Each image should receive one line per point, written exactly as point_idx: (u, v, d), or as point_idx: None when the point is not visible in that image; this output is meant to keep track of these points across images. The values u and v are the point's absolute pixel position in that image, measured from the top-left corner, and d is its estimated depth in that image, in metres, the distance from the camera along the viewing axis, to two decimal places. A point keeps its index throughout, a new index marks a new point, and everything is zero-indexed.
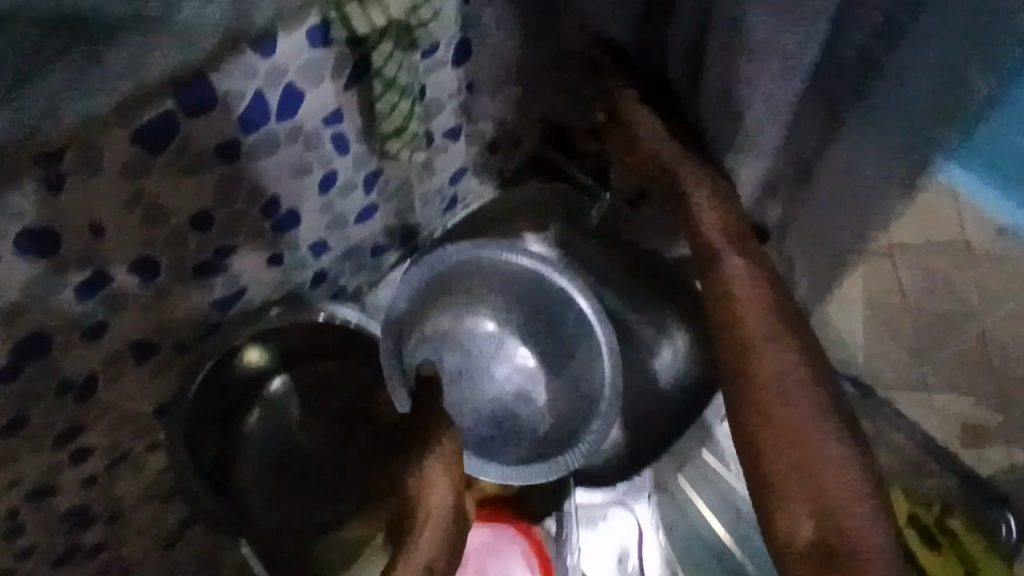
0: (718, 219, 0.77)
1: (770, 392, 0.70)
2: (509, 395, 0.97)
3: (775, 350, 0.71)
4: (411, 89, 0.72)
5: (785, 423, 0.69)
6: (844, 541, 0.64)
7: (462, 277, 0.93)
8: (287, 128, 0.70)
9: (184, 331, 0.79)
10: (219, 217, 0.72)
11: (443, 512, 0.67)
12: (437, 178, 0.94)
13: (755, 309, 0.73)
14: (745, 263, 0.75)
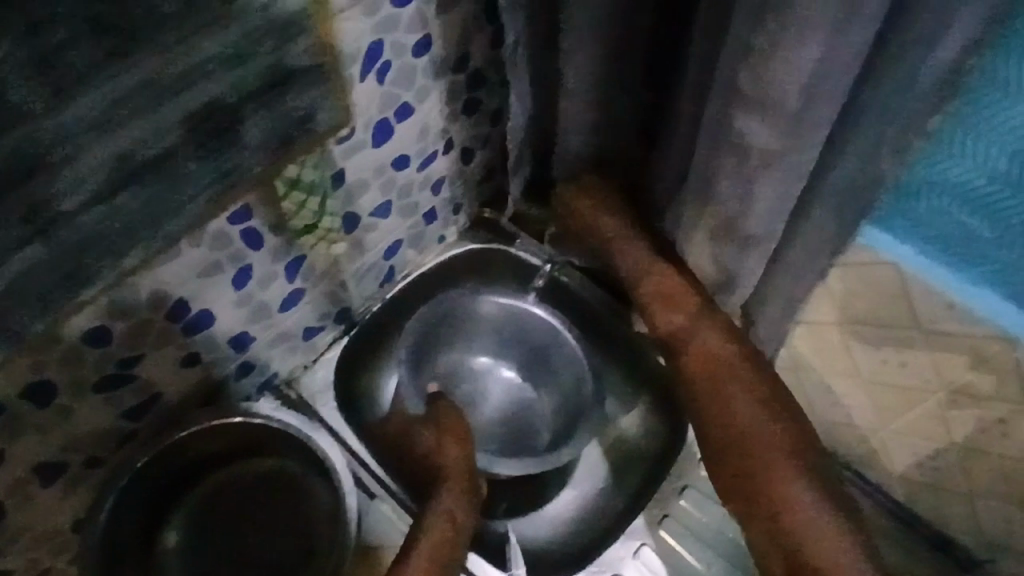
0: (665, 285, 0.73)
1: (732, 426, 0.68)
2: (517, 419, 0.93)
3: (733, 395, 0.69)
4: (318, 187, 0.72)
5: (757, 468, 0.67)
6: None
7: (453, 319, 0.92)
8: (188, 232, 0.65)
9: (96, 444, 0.74)
10: (118, 330, 0.67)
11: (463, 485, 0.75)
12: (369, 254, 0.89)
13: (706, 358, 0.71)
14: (692, 319, 0.72)
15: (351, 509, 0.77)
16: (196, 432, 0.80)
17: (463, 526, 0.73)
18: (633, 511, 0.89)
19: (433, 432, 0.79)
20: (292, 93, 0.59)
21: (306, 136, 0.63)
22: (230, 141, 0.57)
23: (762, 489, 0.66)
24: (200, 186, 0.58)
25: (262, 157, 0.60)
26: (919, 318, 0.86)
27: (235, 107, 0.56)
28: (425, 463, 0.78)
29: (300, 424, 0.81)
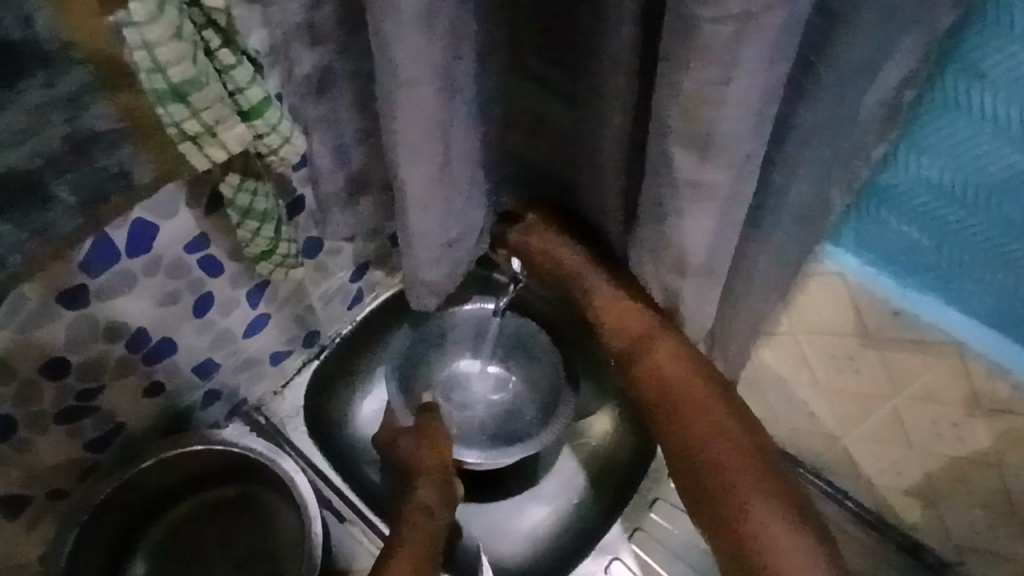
0: (626, 316, 0.74)
1: (707, 458, 0.68)
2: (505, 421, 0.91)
3: (693, 405, 0.70)
4: (274, 212, 0.64)
5: (718, 477, 0.67)
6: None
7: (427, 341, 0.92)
8: (143, 263, 0.66)
9: (58, 478, 0.74)
10: (76, 362, 0.67)
11: (439, 485, 0.79)
12: (335, 278, 0.90)
13: (669, 371, 0.71)
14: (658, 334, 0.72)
15: (317, 533, 0.77)
16: (153, 463, 0.79)
17: (437, 520, 0.77)
18: (606, 524, 0.90)
19: (413, 440, 0.81)
20: (96, 152, 0.53)
21: (122, 190, 0.57)
22: (37, 207, 0.52)
23: (723, 501, 0.66)
24: (2, 251, 0.52)
25: (77, 219, 0.55)
26: (867, 330, 0.74)
27: (40, 173, 0.50)
28: (404, 467, 0.81)
29: (264, 449, 0.81)
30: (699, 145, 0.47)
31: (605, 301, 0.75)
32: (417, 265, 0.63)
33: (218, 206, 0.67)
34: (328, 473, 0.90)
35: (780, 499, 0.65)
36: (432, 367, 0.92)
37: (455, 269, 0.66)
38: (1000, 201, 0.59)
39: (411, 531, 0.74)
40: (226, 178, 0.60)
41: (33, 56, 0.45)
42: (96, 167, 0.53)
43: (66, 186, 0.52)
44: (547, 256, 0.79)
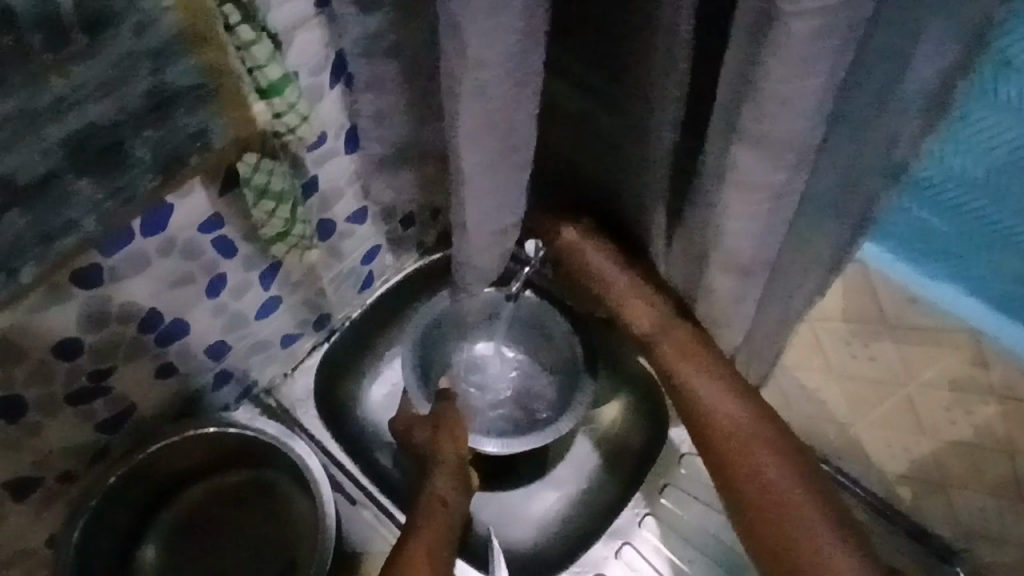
0: (677, 347, 0.73)
1: (776, 509, 0.66)
2: (520, 406, 0.92)
3: (746, 433, 0.69)
4: (290, 194, 0.63)
5: (775, 508, 0.66)
6: None
7: (447, 325, 0.90)
8: (157, 243, 0.65)
9: (69, 460, 0.74)
10: (89, 343, 0.67)
11: (457, 477, 0.79)
12: (347, 260, 0.89)
13: (720, 397, 0.71)
14: (694, 351, 0.72)
15: (329, 516, 0.77)
16: (165, 445, 0.79)
17: (452, 510, 0.77)
18: (616, 508, 0.90)
19: (429, 429, 0.81)
20: (177, 110, 0.53)
21: (197, 151, 0.57)
22: (122, 162, 0.53)
23: (783, 533, 0.66)
24: (80, 210, 0.53)
25: (154, 176, 0.56)
26: (886, 318, 0.87)
27: (123, 129, 0.51)
28: (422, 455, 0.81)
29: (275, 433, 0.81)
30: None
31: (656, 333, 0.75)
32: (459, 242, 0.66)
33: (232, 185, 0.67)
34: (339, 456, 0.90)
35: (855, 546, 0.64)
36: (450, 351, 0.92)
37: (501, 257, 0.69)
38: (1003, 179, 0.73)
39: (427, 519, 0.75)
40: (243, 157, 0.60)
41: (119, 8, 0.45)
42: (177, 127, 0.54)
43: (145, 145, 0.53)
44: (585, 267, 0.79)
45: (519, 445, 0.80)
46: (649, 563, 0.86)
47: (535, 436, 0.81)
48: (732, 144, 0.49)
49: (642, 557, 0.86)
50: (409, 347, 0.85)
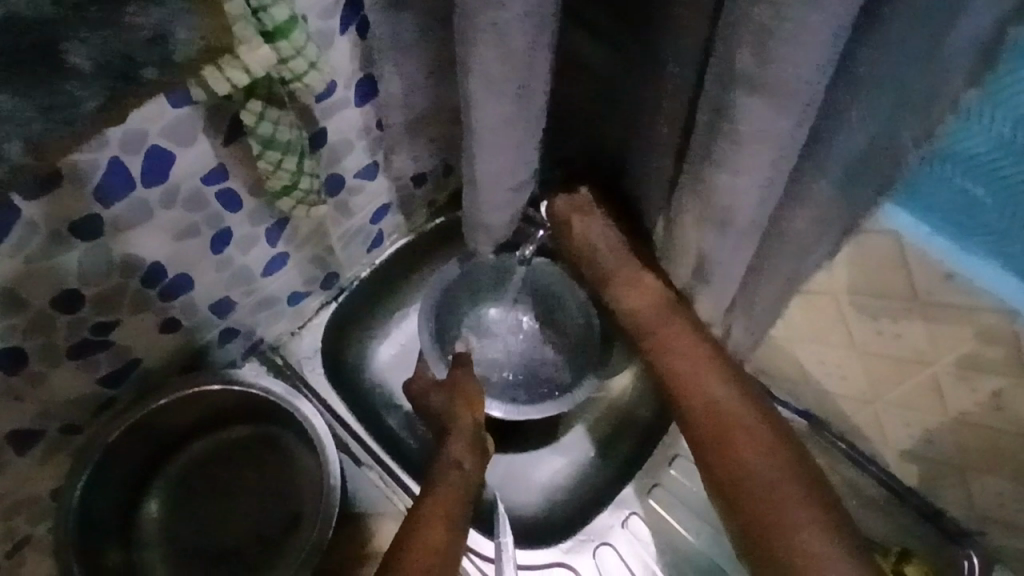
0: (660, 320, 0.71)
1: (749, 488, 0.62)
2: (536, 368, 0.90)
3: (722, 401, 0.67)
4: (297, 145, 0.60)
5: (746, 478, 0.63)
6: None
7: (461, 288, 0.88)
8: (159, 193, 0.62)
9: (73, 411, 0.73)
10: (90, 295, 0.65)
11: (473, 442, 0.78)
12: (356, 218, 0.86)
13: (694, 365, 0.68)
14: (672, 318, 0.70)
15: (335, 476, 0.77)
16: (168, 400, 0.78)
17: (469, 475, 0.75)
18: (625, 477, 0.89)
19: (447, 396, 0.80)
20: (131, 8, 0.48)
21: (156, 62, 0.51)
22: (58, 72, 0.47)
23: (753, 506, 0.62)
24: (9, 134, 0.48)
25: (97, 101, 0.51)
26: (915, 294, 0.81)
27: (60, 25, 0.46)
28: (440, 420, 0.80)
29: (282, 391, 0.79)
30: (770, 88, 0.42)
31: (646, 307, 0.73)
32: (476, 206, 0.64)
33: (237, 134, 0.63)
34: (343, 415, 0.89)
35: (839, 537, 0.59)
36: (464, 318, 0.90)
37: (514, 216, 0.66)
38: None
39: (444, 488, 0.72)
40: (248, 105, 0.56)
41: None
42: (127, 27, 0.48)
43: (84, 51, 0.48)
44: (583, 234, 0.78)
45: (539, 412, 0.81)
46: (655, 532, 0.86)
47: (555, 403, 0.81)
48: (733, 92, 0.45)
49: (647, 527, 0.87)
50: (425, 309, 0.84)
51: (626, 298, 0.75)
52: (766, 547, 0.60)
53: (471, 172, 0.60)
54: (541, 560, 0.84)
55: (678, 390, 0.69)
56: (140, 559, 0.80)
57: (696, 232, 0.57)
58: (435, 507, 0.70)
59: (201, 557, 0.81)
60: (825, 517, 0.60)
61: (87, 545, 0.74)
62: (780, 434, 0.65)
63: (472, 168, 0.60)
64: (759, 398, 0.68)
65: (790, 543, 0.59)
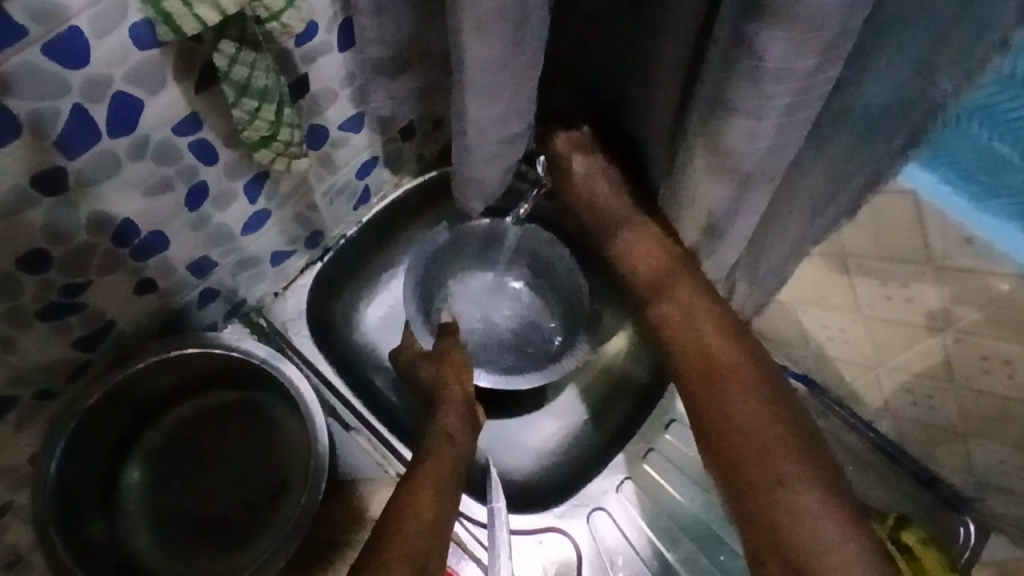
0: (659, 269, 0.66)
1: (741, 444, 0.59)
2: (524, 332, 0.89)
3: (719, 354, 0.62)
4: (276, 92, 0.55)
5: (742, 431, 0.59)
6: (811, 561, 0.54)
7: (451, 251, 0.86)
8: (128, 144, 0.58)
9: (46, 376, 0.69)
10: (57, 253, 0.60)
11: (464, 415, 0.75)
12: (342, 172, 0.82)
13: (692, 315, 0.64)
14: (671, 270, 0.65)
15: (323, 442, 0.74)
16: (148, 364, 0.74)
17: (460, 446, 0.73)
18: (619, 443, 0.87)
19: (434, 365, 0.78)
20: None
21: None
22: None
23: (747, 462, 0.58)
24: None
25: None
26: (932, 256, 0.76)
27: None
28: (428, 391, 0.77)
29: (266, 355, 0.77)
30: (800, 31, 0.38)
31: (642, 258, 0.68)
32: (466, 160, 0.60)
33: (210, 81, 0.58)
34: (332, 380, 0.86)
35: (831, 495, 0.56)
36: (450, 284, 0.89)
37: (507, 170, 0.62)
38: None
39: (434, 458, 0.70)
40: (220, 45, 0.51)
41: None
42: None
43: None
44: (576, 187, 0.73)
45: (520, 382, 0.78)
46: (650, 498, 0.85)
47: (539, 374, 0.79)
48: (834, 19, 0.38)
49: (642, 493, 0.85)
50: (410, 278, 0.81)
51: (628, 246, 0.69)
52: (755, 503, 0.57)
53: (462, 124, 0.56)
54: (536, 526, 0.83)
55: (672, 339, 0.65)
56: (122, 527, 0.78)
57: (710, 191, 0.53)
58: (424, 479, 0.67)
59: (187, 525, 0.79)
60: (819, 478, 0.57)
61: (66, 514, 0.72)
62: (780, 390, 0.61)
63: (463, 118, 0.55)
64: (761, 351, 0.63)
65: (781, 502, 0.56)
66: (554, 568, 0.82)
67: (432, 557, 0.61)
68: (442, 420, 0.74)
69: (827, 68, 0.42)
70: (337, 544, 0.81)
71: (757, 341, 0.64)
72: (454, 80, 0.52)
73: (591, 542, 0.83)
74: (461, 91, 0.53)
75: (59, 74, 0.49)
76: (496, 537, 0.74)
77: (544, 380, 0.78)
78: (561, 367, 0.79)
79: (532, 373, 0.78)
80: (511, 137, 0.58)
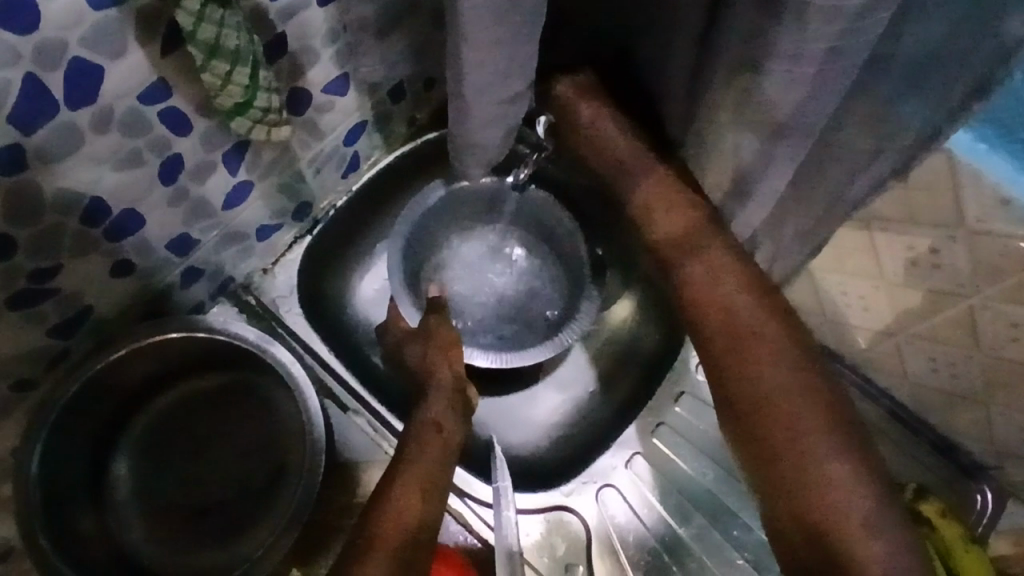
0: (678, 228, 0.62)
1: (767, 412, 0.55)
2: (518, 299, 0.85)
3: (745, 316, 0.58)
4: (248, 53, 0.50)
5: (768, 399, 0.56)
6: (837, 535, 0.51)
7: (447, 211, 0.82)
8: (91, 117, 0.52)
9: (20, 367, 0.65)
10: (21, 238, 0.56)
11: (453, 401, 0.71)
12: (328, 139, 0.76)
13: (717, 275, 0.59)
14: (687, 230, 0.62)
15: (318, 429, 0.71)
16: (129, 351, 0.70)
17: (449, 437, 0.69)
18: (626, 417, 0.84)
19: (421, 347, 0.73)
20: None
21: None
22: None
23: (775, 433, 0.55)
24: None
25: None
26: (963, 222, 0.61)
27: None
28: (415, 376, 0.73)
29: (255, 338, 0.72)
30: None
31: (657, 215, 0.63)
32: (462, 124, 0.55)
33: (177, 43, 0.53)
34: (329, 359, 0.83)
35: (862, 464, 0.53)
36: (442, 252, 0.84)
37: (507, 134, 0.57)
38: None
39: (421, 449, 0.67)
40: (182, 2, 0.46)
41: None
42: None
43: None
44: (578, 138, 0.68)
45: (517, 360, 0.75)
46: (660, 474, 0.82)
47: (537, 350, 0.75)
48: None
49: (652, 472, 0.83)
50: (396, 248, 0.77)
51: (646, 200, 0.64)
52: (781, 475, 0.54)
53: (457, 83, 0.51)
54: (543, 504, 0.80)
55: (694, 301, 0.60)
56: (115, 517, 0.75)
57: None
58: (411, 476, 0.64)
59: (183, 513, 0.77)
60: (852, 448, 0.53)
61: (52, 510, 0.68)
62: (812, 358, 0.57)
63: (459, 78, 0.50)
64: (791, 316, 0.59)
65: (811, 475, 0.53)
66: (562, 545, 0.80)
67: (417, 555, 0.59)
68: (429, 411, 0.70)
69: (873, 13, 0.37)
70: (333, 528, 0.79)
71: (785, 303, 0.59)
72: (448, 35, 0.47)
73: (599, 522, 0.81)
74: (456, 50, 0.47)
75: (5, 41, 0.44)
76: (501, 518, 0.72)
77: (539, 356, 0.75)
78: (559, 341, 0.76)
79: (528, 349, 0.75)
80: (513, 98, 0.53)
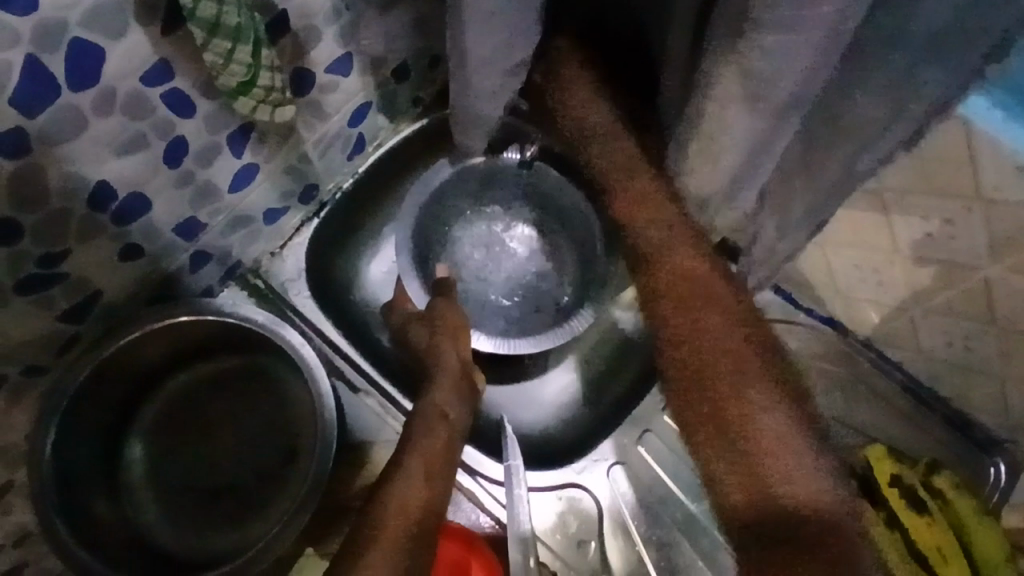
0: (653, 197, 0.62)
1: (710, 369, 0.57)
2: (528, 280, 0.85)
3: (692, 278, 0.60)
4: (249, 31, 0.49)
5: (710, 357, 0.57)
6: (770, 483, 0.53)
7: (452, 191, 0.82)
8: (93, 98, 0.52)
9: (31, 352, 0.66)
10: (27, 223, 0.55)
11: (460, 389, 0.71)
12: (332, 120, 0.76)
13: (672, 241, 0.61)
14: (668, 201, 0.61)
15: (330, 410, 0.71)
16: (138, 336, 0.70)
17: (455, 426, 0.69)
18: (637, 394, 0.84)
19: (427, 329, 0.73)
20: None
21: None
22: None
23: (717, 389, 0.56)
24: None
25: None
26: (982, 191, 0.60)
27: None
28: (422, 360, 0.73)
29: (265, 320, 0.72)
30: None
31: (636, 184, 0.63)
32: (464, 97, 0.54)
33: (178, 22, 0.52)
34: (335, 338, 0.82)
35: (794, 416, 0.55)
36: (450, 231, 0.84)
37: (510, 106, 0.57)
38: None
39: (427, 437, 0.67)
40: None
41: None
42: None
43: None
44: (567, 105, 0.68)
45: (526, 347, 0.75)
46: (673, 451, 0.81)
47: (549, 338, 0.75)
48: None
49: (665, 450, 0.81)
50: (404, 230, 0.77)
51: (630, 169, 0.64)
52: (719, 430, 0.56)
53: (460, 56, 0.50)
54: (554, 482, 0.80)
55: (653, 264, 0.61)
56: (128, 500, 0.76)
57: (738, 124, 0.48)
58: (417, 462, 0.64)
59: (197, 494, 0.78)
60: (786, 402, 0.56)
61: (66, 495, 0.69)
62: (753, 319, 0.59)
63: (462, 49, 0.49)
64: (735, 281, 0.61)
65: (747, 428, 0.55)
66: (574, 523, 0.80)
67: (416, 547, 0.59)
68: (435, 396, 0.70)
69: None
70: (343, 513, 0.79)
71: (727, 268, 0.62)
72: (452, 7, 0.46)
73: (612, 499, 0.81)
74: (460, 21, 0.47)
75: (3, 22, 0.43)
76: (513, 496, 0.73)
77: (550, 345, 0.75)
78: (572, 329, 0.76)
79: (539, 337, 0.75)
80: (516, 68, 0.52)
